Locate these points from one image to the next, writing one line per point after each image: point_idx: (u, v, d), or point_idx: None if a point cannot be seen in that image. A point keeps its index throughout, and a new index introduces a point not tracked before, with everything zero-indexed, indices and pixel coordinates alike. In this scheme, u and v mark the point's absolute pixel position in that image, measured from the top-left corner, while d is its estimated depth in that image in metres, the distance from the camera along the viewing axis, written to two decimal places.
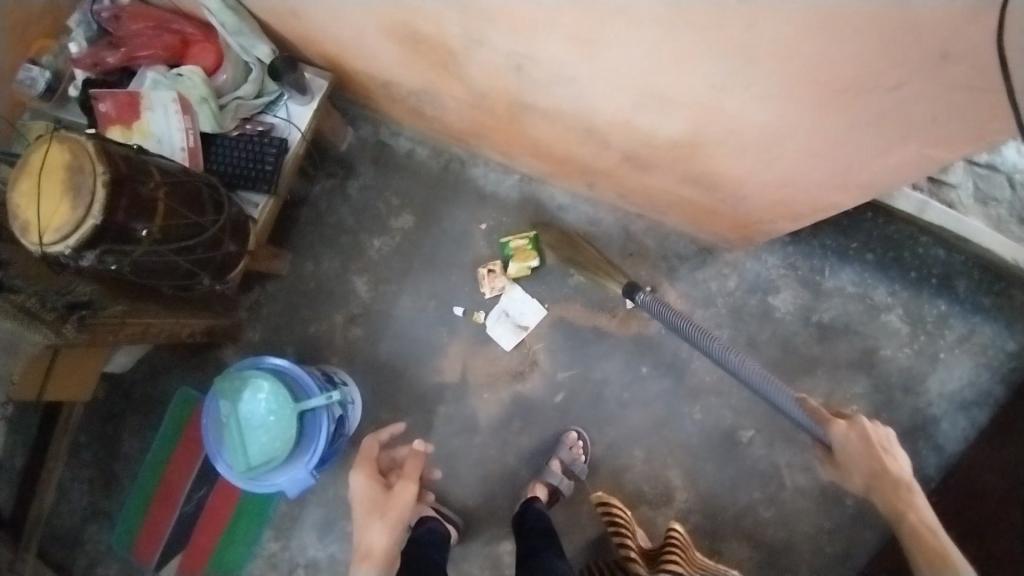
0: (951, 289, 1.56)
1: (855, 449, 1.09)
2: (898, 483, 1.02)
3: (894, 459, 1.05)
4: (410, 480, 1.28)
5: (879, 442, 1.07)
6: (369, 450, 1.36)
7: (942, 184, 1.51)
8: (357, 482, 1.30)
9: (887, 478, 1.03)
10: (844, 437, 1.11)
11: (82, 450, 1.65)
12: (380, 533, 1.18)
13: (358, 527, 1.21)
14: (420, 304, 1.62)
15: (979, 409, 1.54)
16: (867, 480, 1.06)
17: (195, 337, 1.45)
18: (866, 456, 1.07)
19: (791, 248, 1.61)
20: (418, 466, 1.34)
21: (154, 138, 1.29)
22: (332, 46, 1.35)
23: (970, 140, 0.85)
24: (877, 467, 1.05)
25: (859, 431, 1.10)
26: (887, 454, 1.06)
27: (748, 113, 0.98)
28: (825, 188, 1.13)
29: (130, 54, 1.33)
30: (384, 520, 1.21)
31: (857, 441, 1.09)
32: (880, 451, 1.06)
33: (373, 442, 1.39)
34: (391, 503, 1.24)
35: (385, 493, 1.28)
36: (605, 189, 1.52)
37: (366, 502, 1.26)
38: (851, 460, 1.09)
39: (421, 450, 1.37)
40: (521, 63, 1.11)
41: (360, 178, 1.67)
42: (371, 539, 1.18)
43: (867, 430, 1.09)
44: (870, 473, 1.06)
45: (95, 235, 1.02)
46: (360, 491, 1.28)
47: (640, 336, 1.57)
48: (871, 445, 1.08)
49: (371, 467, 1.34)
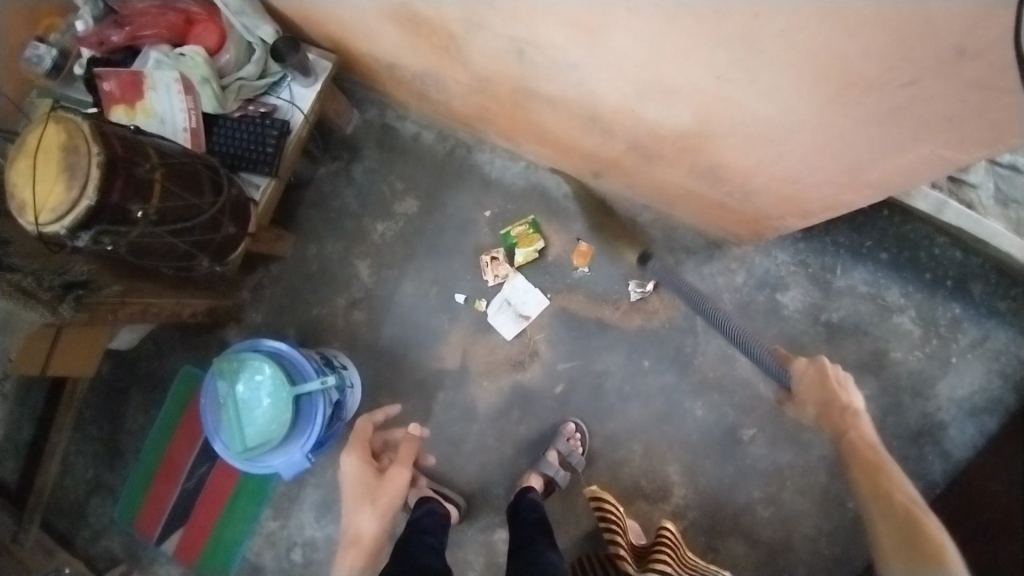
0: (967, 292, 1.52)
1: (809, 382, 1.08)
2: (846, 409, 1.02)
3: (846, 388, 1.05)
4: (403, 466, 1.27)
5: (833, 374, 1.07)
6: (362, 433, 1.34)
7: (962, 184, 1.46)
8: (348, 464, 1.28)
9: (836, 406, 1.03)
10: (801, 372, 1.11)
11: (87, 424, 1.68)
12: (370, 520, 1.18)
13: (347, 512, 1.20)
14: (422, 290, 1.61)
15: (989, 415, 1.51)
16: (820, 411, 1.07)
17: (196, 316, 1.46)
18: (818, 388, 1.07)
19: (802, 244, 1.57)
20: (412, 451, 1.33)
21: (156, 118, 1.29)
22: (336, 27, 1.33)
23: (987, 142, 0.81)
24: (830, 398, 1.05)
25: (816, 365, 1.09)
26: (840, 387, 1.06)
27: (754, 105, 0.94)
28: (835, 186, 1.09)
29: (134, 33, 1.31)
30: (375, 506, 1.20)
31: (812, 373, 1.08)
32: (834, 384, 1.05)
33: (367, 423, 1.37)
34: (383, 489, 1.23)
35: (377, 478, 1.26)
36: (612, 178, 1.49)
37: (356, 485, 1.25)
38: (805, 393, 1.09)
39: (416, 436, 1.36)
40: (522, 48, 1.08)
41: (366, 161, 1.66)
42: (361, 526, 1.18)
43: (822, 364, 1.09)
44: (822, 403, 1.06)
45: (89, 216, 1.02)
46: (351, 474, 1.26)
47: (643, 329, 1.55)
48: (824, 375, 1.08)
49: (366, 449, 1.32)
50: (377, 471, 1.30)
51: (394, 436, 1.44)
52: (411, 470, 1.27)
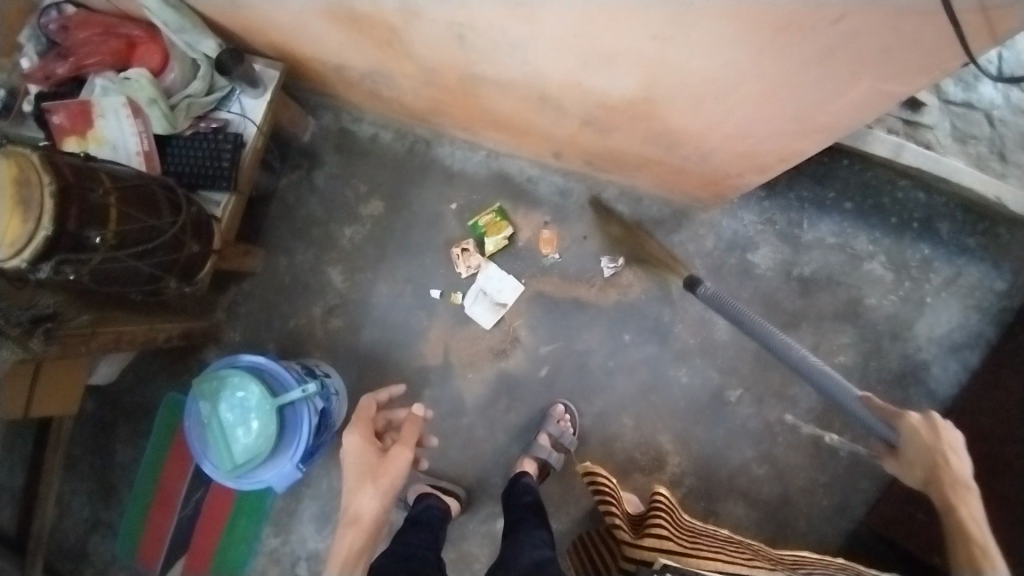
0: (934, 232, 1.55)
1: (921, 446, 1.01)
2: (957, 480, 0.97)
3: (960, 454, 0.98)
4: (405, 447, 1.22)
5: (947, 442, 0.98)
6: (365, 411, 1.29)
7: (918, 126, 1.53)
8: (350, 443, 1.23)
9: (946, 475, 0.97)
10: (912, 432, 1.03)
11: (77, 463, 1.66)
12: (370, 501, 1.14)
13: (347, 492, 1.15)
14: (397, 289, 1.61)
15: (970, 350, 1.52)
16: (930, 476, 1.00)
17: (172, 341, 1.45)
18: (928, 450, 1.00)
19: (767, 203, 1.58)
20: (415, 433, 1.27)
21: (109, 145, 1.28)
22: (277, 34, 1.32)
23: (926, 68, 0.82)
24: (938, 462, 0.98)
25: (930, 426, 1.01)
26: (953, 453, 0.98)
27: (694, 61, 0.95)
28: (786, 136, 1.10)
29: (78, 63, 1.31)
30: (376, 486, 1.16)
31: (925, 433, 1.01)
32: (948, 453, 0.98)
33: (372, 401, 1.33)
34: (384, 469, 1.18)
35: (380, 458, 1.22)
36: (572, 158, 1.49)
37: (357, 465, 1.20)
38: (915, 455, 1.02)
39: (418, 416, 1.30)
40: (462, 33, 1.08)
41: (326, 168, 1.66)
42: (361, 506, 1.13)
43: (936, 425, 1.00)
44: (930, 465, 0.99)
45: (48, 247, 1.01)
46: (353, 452, 1.21)
47: (620, 304, 1.56)
48: (936, 439, 1.00)
49: (367, 428, 1.27)
50: (379, 449, 1.26)
51: (398, 415, 1.39)
52: (414, 452, 1.22)
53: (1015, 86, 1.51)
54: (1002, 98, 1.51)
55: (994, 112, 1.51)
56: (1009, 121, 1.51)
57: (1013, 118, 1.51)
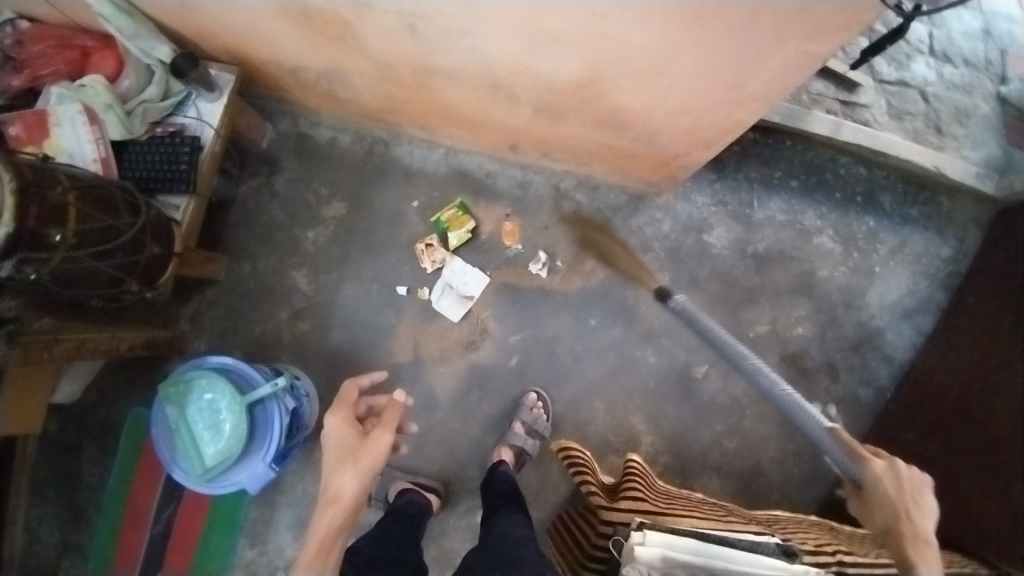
0: (877, 205, 1.63)
1: (883, 492, 1.00)
2: (916, 533, 0.94)
3: (928, 517, 0.96)
4: (387, 430, 1.19)
5: (914, 498, 0.98)
6: (348, 395, 1.28)
7: (855, 106, 1.61)
8: (332, 426, 1.20)
9: (904, 523, 0.96)
10: (875, 478, 1.02)
11: (41, 488, 1.60)
12: (351, 481, 1.09)
13: (327, 473, 1.11)
14: (364, 289, 1.62)
15: (921, 315, 1.59)
16: (889, 525, 0.98)
17: (135, 350, 1.43)
18: (891, 501, 0.99)
19: (718, 184, 1.63)
20: (396, 417, 1.25)
21: (66, 154, 1.28)
22: (233, 37, 1.34)
23: (844, 27, 0.86)
24: (900, 515, 0.97)
25: (895, 474, 1.01)
26: (915, 508, 0.97)
27: (633, 34, 0.99)
28: (724, 106, 1.15)
29: (33, 74, 1.32)
30: (356, 467, 1.12)
31: (888, 484, 1.00)
32: (910, 503, 0.97)
33: (354, 387, 1.32)
34: (364, 450, 1.15)
35: (360, 441, 1.18)
36: (529, 149, 1.54)
37: (338, 447, 1.17)
38: (874, 505, 1.01)
39: (398, 402, 1.30)
40: (413, 23, 1.11)
41: (286, 173, 1.67)
42: (341, 487, 1.08)
43: (903, 477, 1.00)
44: (890, 516, 0.98)
45: (8, 244, 1.00)
46: (334, 436, 1.19)
47: (584, 290, 1.59)
48: (901, 492, 0.99)
49: (349, 412, 1.25)
50: (360, 432, 1.23)
51: (378, 402, 1.38)
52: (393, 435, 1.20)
53: (947, 64, 1.62)
54: (934, 76, 1.62)
55: (928, 89, 1.61)
56: (942, 97, 1.61)
57: (946, 94, 1.61)
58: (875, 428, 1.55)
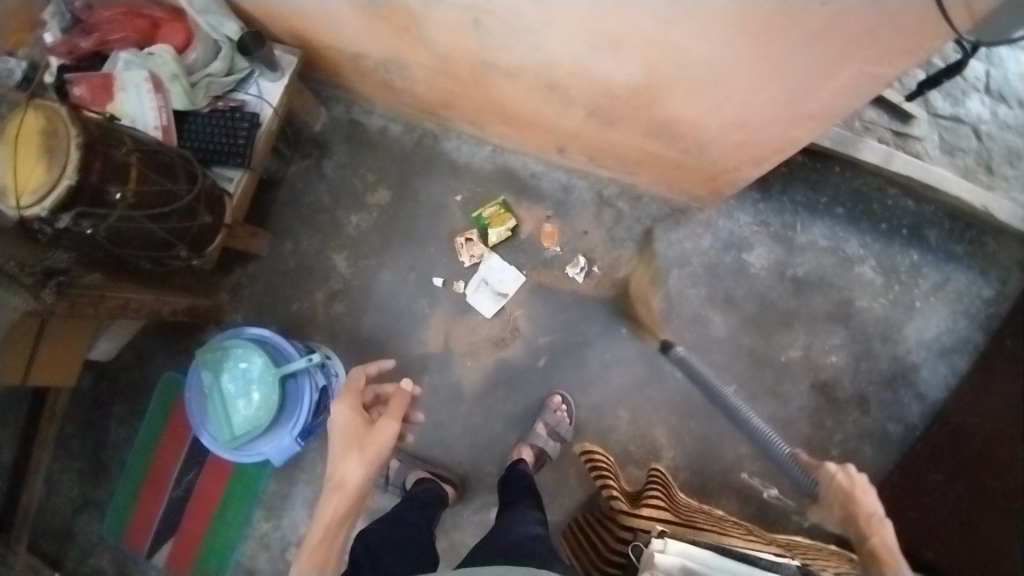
0: (922, 239, 1.61)
1: (838, 488, 1.07)
2: (871, 516, 1.01)
3: (874, 498, 1.03)
4: (393, 418, 1.19)
5: (861, 487, 1.04)
6: (354, 382, 1.27)
7: (907, 137, 1.60)
8: (338, 413, 1.21)
9: (861, 511, 1.02)
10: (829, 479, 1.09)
11: (69, 441, 1.65)
12: (357, 468, 1.11)
13: (335, 458, 1.13)
14: (400, 277, 1.64)
15: (958, 355, 1.57)
16: (846, 514, 1.04)
17: (176, 315, 1.46)
18: (845, 493, 1.05)
19: (762, 205, 1.62)
20: (402, 407, 1.26)
21: (127, 119, 1.31)
22: (297, 19, 1.38)
23: (909, 53, 0.86)
24: (852, 503, 1.03)
25: (846, 474, 1.07)
26: (863, 495, 1.04)
27: (695, 44, 1.00)
28: (779, 123, 1.15)
29: (102, 39, 1.35)
30: (361, 454, 1.13)
31: (839, 482, 1.07)
32: (860, 493, 1.03)
33: (360, 373, 1.32)
34: (371, 437, 1.16)
35: (366, 428, 1.19)
36: (575, 153, 1.55)
37: (344, 434, 1.18)
38: (831, 497, 1.07)
39: (406, 392, 1.30)
40: (478, 17, 1.13)
41: (335, 157, 1.70)
42: (347, 473, 1.10)
43: (852, 475, 1.06)
44: (845, 509, 1.04)
45: (70, 197, 1.04)
46: (341, 423, 1.20)
47: (618, 298, 1.60)
48: (852, 486, 1.05)
49: (356, 400, 1.25)
50: (366, 420, 1.24)
51: (385, 390, 1.38)
52: (400, 424, 1.20)
53: (1003, 103, 1.60)
54: (989, 114, 1.60)
55: (982, 127, 1.59)
56: (996, 136, 1.59)
57: (1000, 133, 1.59)
58: (902, 465, 1.52)
